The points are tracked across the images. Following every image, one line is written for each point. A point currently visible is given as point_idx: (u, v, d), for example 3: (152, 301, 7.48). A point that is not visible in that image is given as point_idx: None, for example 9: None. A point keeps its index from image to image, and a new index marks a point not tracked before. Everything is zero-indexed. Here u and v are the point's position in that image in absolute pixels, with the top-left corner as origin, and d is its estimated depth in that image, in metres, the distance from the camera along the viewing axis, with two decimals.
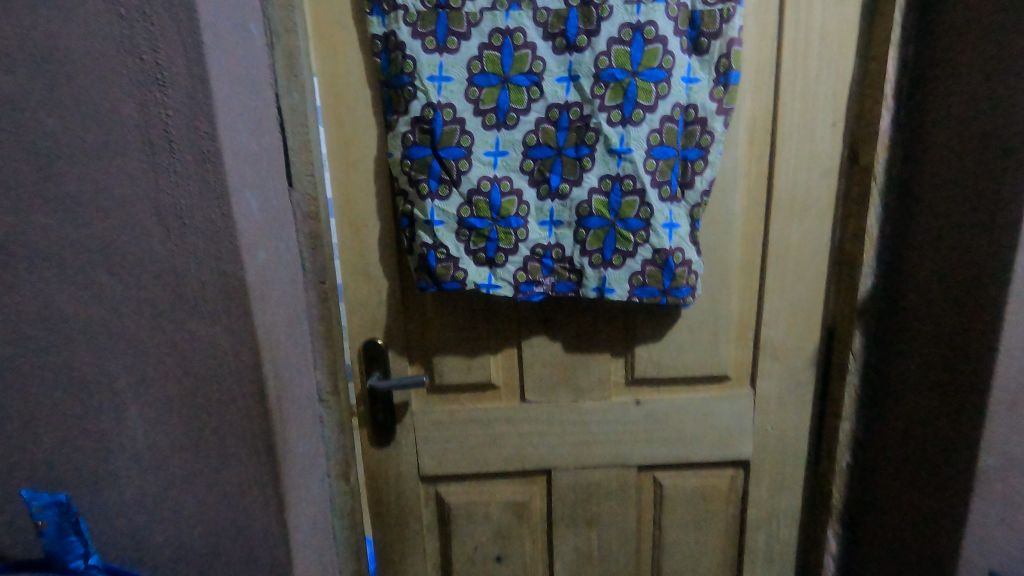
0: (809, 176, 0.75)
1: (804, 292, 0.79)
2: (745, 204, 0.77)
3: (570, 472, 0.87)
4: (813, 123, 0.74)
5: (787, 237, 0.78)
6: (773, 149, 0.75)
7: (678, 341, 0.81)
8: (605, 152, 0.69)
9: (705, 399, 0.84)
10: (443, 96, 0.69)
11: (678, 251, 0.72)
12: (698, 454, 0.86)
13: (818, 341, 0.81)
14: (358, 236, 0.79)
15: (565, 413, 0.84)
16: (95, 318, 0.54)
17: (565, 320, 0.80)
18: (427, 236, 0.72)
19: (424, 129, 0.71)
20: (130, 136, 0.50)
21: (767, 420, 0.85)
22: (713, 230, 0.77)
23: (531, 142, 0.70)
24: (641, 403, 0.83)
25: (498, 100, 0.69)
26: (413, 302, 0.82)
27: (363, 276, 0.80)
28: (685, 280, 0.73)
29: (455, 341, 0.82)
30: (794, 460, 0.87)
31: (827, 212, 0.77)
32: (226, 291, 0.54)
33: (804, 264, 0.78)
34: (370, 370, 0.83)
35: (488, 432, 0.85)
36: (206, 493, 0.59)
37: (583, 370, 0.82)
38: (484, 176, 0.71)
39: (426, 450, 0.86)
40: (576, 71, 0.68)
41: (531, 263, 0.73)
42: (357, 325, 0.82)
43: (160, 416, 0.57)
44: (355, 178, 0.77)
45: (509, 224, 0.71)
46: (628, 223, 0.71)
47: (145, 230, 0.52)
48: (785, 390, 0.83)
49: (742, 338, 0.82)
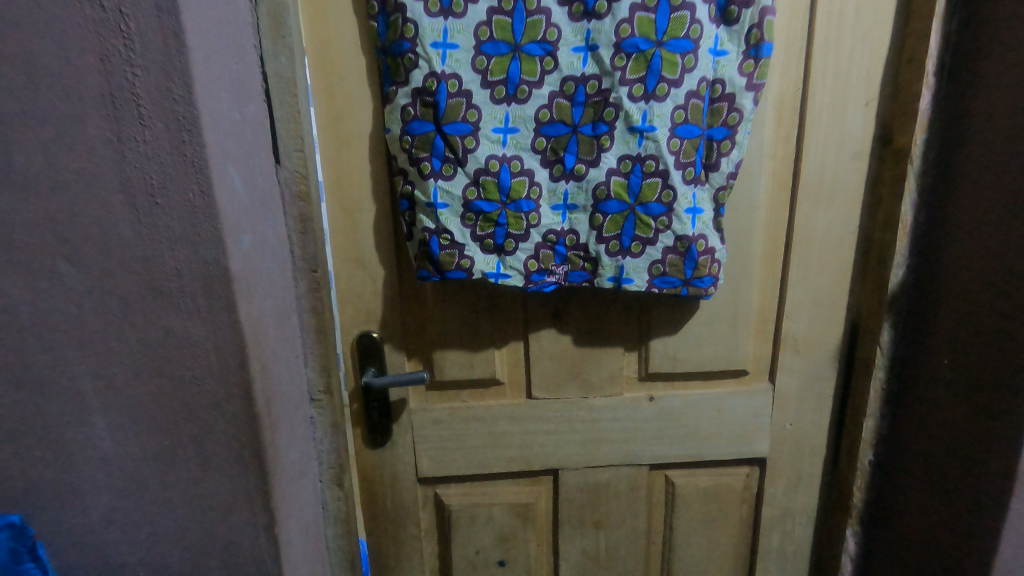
0: (839, 158, 0.70)
1: (828, 283, 0.75)
2: (769, 189, 0.72)
3: (578, 472, 0.82)
4: (844, 103, 0.69)
5: (813, 225, 0.73)
6: (802, 129, 0.70)
7: (694, 335, 0.76)
8: (625, 130, 0.64)
9: (721, 394, 0.79)
10: (448, 66, 0.63)
11: (701, 238, 0.67)
12: (713, 453, 0.81)
13: (842, 334, 0.77)
14: (351, 220, 0.72)
15: (575, 410, 0.79)
16: (52, 312, 0.47)
17: (576, 311, 0.75)
18: (428, 220, 0.66)
19: (426, 102, 0.64)
20: (90, 98, 0.43)
21: (786, 418, 0.80)
22: (735, 217, 0.72)
23: (543, 119, 0.65)
24: (655, 399, 0.79)
25: (508, 71, 0.63)
26: (411, 293, 0.75)
27: (356, 264, 0.74)
28: (707, 269, 0.69)
29: (458, 333, 0.76)
30: (812, 459, 0.82)
31: (856, 198, 0.72)
32: (206, 282, 0.47)
33: (829, 252, 0.74)
34: (365, 366, 0.77)
35: (491, 430, 0.80)
36: (185, 507, 0.53)
37: (593, 365, 0.77)
38: (492, 155, 0.65)
39: (424, 450, 0.80)
40: (594, 40, 0.62)
41: (543, 250, 0.68)
42: (349, 318, 0.76)
43: (130, 424, 0.50)
44: (349, 158, 0.70)
45: (520, 208, 0.66)
46: (649, 208, 0.66)
47: (110, 209, 0.45)
48: (805, 385, 0.79)
49: (761, 330, 0.78)
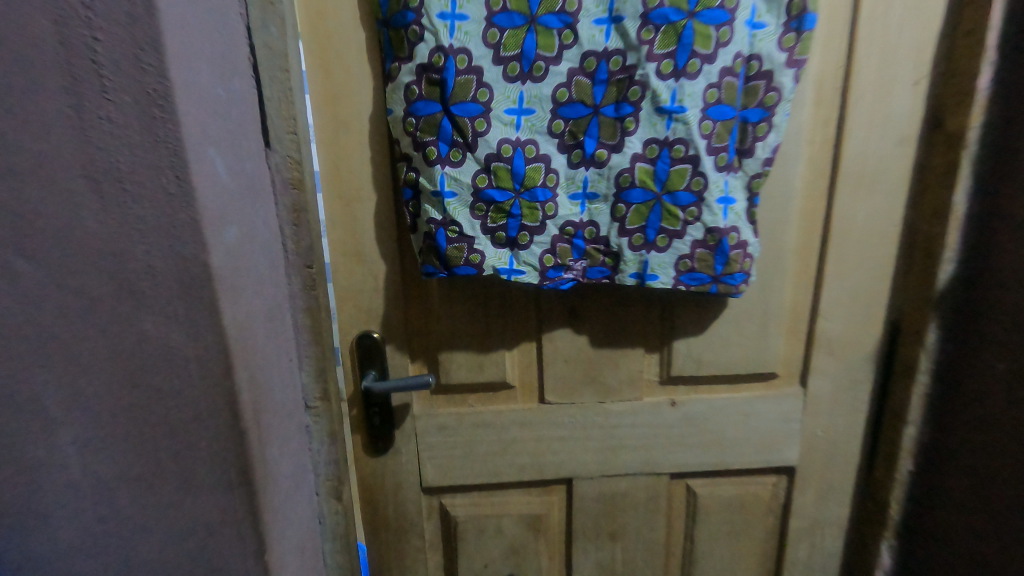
0: (883, 144, 0.64)
1: (867, 279, 0.69)
2: (806, 178, 0.66)
3: (594, 481, 0.76)
4: (890, 82, 0.62)
5: (852, 217, 0.67)
6: (843, 112, 0.64)
7: (721, 335, 0.70)
8: (652, 111, 0.58)
9: (749, 399, 0.73)
10: (457, 39, 0.57)
11: (733, 231, 0.61)
12: (739, 461, 0.76)
13: (880, 334, 0.71)
14: (350, 210, 0.66)
15: (591, 415, 0.74)
16: (8, 316, 0.41)
17: (594, 310, 0.69)
18: (435, 211, 0.60)
19: (433, 80, 0.58)
20: (45, 68, 0.37)
21: (817, 424, 0.75)
22: (768, 207, 0.66)
23: (561, 99, 0.58)
24: (677, 404, 0.73)
25: (523, 45, 0.57)
26: (415, 290, 0.70)
27: (355, 259, 0.68)
28: (739, 265, 0.62)
29: (465, 334, 0.70)
30: (844, 468, 0.77)
31: (900, 187, 0.66)
32: (184, 281, 0.41)
33: (870, 246, 0.68)
34: (365, 369, 0.71)
35: (501, 437, 0.74)
36: (164, 536, 0.47)
37: (612, 367, 0.72)
38: (505, 139, 0.59)
39: (429, 458, 0.75)
40: (619, 11, 0.56)
41: (560, 244, 0.62)
42: (348, 317, 0.70)
43: (99, 444, 0.44)
44: (347, 143, 0.64)
45: (535, 197, 0.60)
46: (677, 197, 0.60)
47: (73, 197, 0.39)
48: (838, 389, 0.73)
49: (793, 330, 0.72)
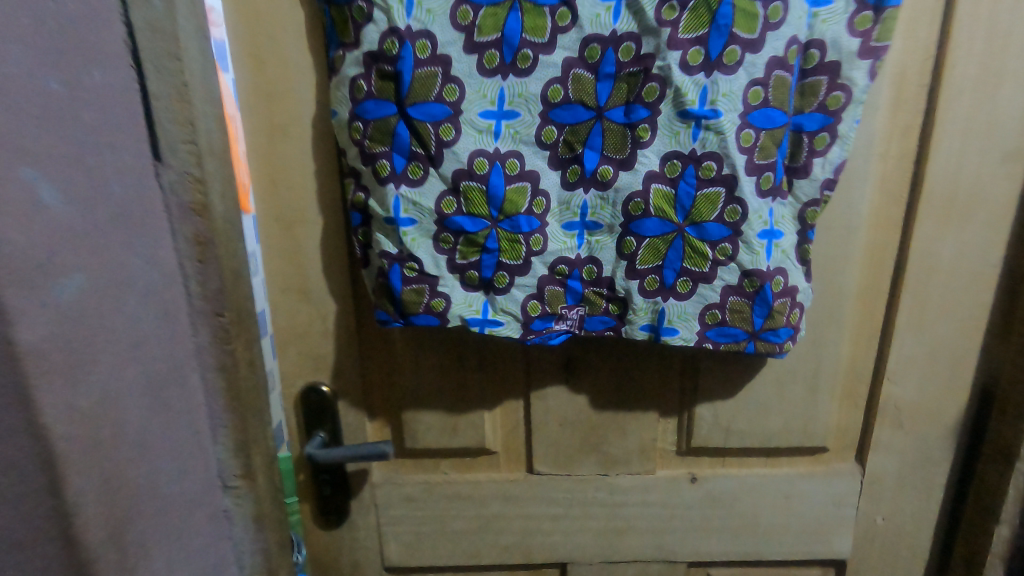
0: (981, 160, 0.49)
1: (951, 334, 0.53)
2: (875, 203, 0.51)
3: (593, 568, 0.62)
4: (998, 78, 0.47)
5: (935, 256, 0.51)
6: (930, 117, 0.48)
7: (757, 400, 0.55)
8: (674, 116, 0.43)
9: (791, 477, 0.59)
10: (416, 20, 0.43)
11: (779, 274, 0.46)
12: (776, 552, 0.61)
13: (964, 403, 0.55)
14: (291, 236, 0.53)
15: (591, 491, 0.59)
16: None
17: (596, 365, 0.55)
18: (388, 242, 0.47)
19: (385, 73, 0.44)
20: None
21: (876, 510, 0.59)
22: (826, 241, 0.51)
23: (555, 99, 0.44)
24: (698, 481, 0.59)
25: (503, 28, 0.43)
26: (373, 334, 0.56)
27: (299, 296, 0.55)
28: (785, 317, 0.47)
29: (435, 390, 0.56)
30: (908, 563, 0.61)
31: (1001, 217, 0.50)
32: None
33: (956, 293, 0.52)
34: (313, 429, 0.58)
35: (480, 513, 0.61)
36: None
37: (618, 434, 0.57)
38: (479, 151, 0.45)
39: (393, 534, 0.62)
40: None
41: (550, 287, 0.48)
42: (292, 365, 0.57)
43: None
44: (285, 152, 0.51)
45: (517, 227, 0.46)
46: (706, 230, 0.45)
47: None
48: (906, 469, 0.58)
49: (850, 394, 0.57)
